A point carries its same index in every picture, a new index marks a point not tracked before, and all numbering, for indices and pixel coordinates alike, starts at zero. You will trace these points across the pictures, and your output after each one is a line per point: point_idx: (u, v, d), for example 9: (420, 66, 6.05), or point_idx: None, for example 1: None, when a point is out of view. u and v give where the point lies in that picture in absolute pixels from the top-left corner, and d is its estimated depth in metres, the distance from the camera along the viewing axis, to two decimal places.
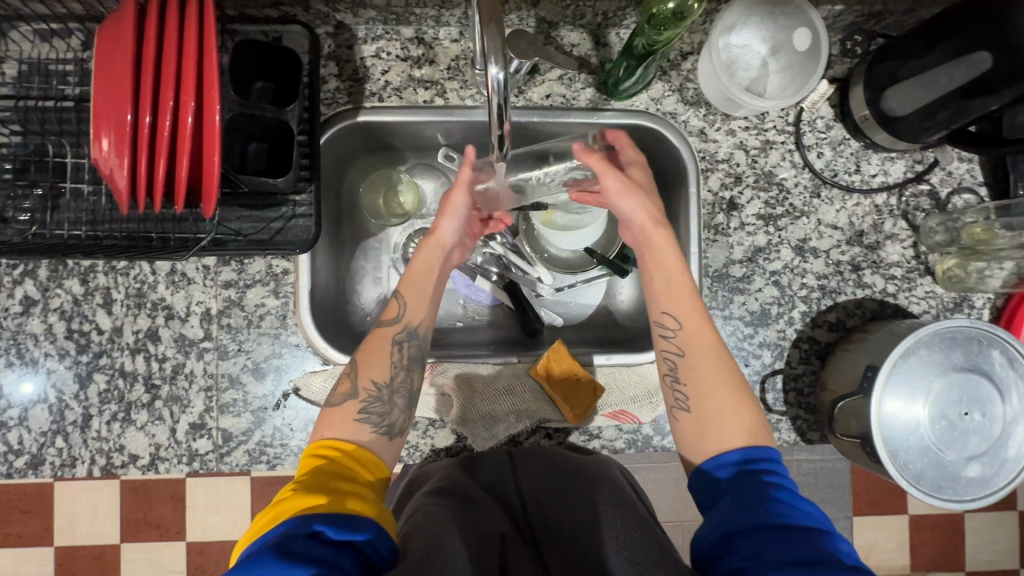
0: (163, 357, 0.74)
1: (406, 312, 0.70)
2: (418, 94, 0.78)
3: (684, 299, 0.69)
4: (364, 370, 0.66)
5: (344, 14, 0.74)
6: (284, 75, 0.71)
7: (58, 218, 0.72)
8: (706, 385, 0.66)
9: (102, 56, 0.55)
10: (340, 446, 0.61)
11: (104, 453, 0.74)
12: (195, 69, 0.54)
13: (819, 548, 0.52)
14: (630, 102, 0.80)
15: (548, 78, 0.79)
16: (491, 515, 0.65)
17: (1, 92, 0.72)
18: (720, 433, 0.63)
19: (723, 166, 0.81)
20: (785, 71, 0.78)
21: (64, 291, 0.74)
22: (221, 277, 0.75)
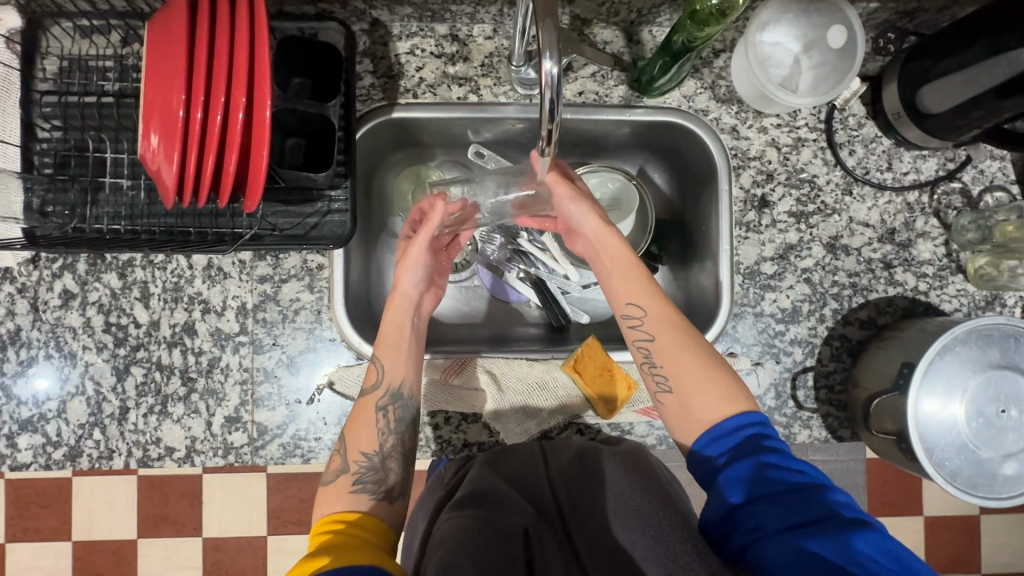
0: (199, 350, 0.75)
1: (384, 374, 0.70)
2: (452, 90, 0.79)
3: (642, 288, 0.70)
4: (353, 444, 0.67)
5: (381, 11, 0.75)
6: (323, 71, 0.71)
7: (98, 212, 0.73)
8: (678, 367, 0.65)
9: (152, 53, 0.56)
10: (340, 518, 0.62)
11: (141, 446, 0.74)
12: (246, 67, 0.55)
13: (820, 510, 0.53)
14: (662, 99, 0.81)
15: (581, 75, 0.80)
16: (514, 510, 0.66)
17: (42, 88, 0.73)
18: (708, 409, 0.63)
19: (755, 163, 0.81)
20: (817, 69, 0.78)
21: (102, 285, 0.75)
22: (257, 272, 0.76)
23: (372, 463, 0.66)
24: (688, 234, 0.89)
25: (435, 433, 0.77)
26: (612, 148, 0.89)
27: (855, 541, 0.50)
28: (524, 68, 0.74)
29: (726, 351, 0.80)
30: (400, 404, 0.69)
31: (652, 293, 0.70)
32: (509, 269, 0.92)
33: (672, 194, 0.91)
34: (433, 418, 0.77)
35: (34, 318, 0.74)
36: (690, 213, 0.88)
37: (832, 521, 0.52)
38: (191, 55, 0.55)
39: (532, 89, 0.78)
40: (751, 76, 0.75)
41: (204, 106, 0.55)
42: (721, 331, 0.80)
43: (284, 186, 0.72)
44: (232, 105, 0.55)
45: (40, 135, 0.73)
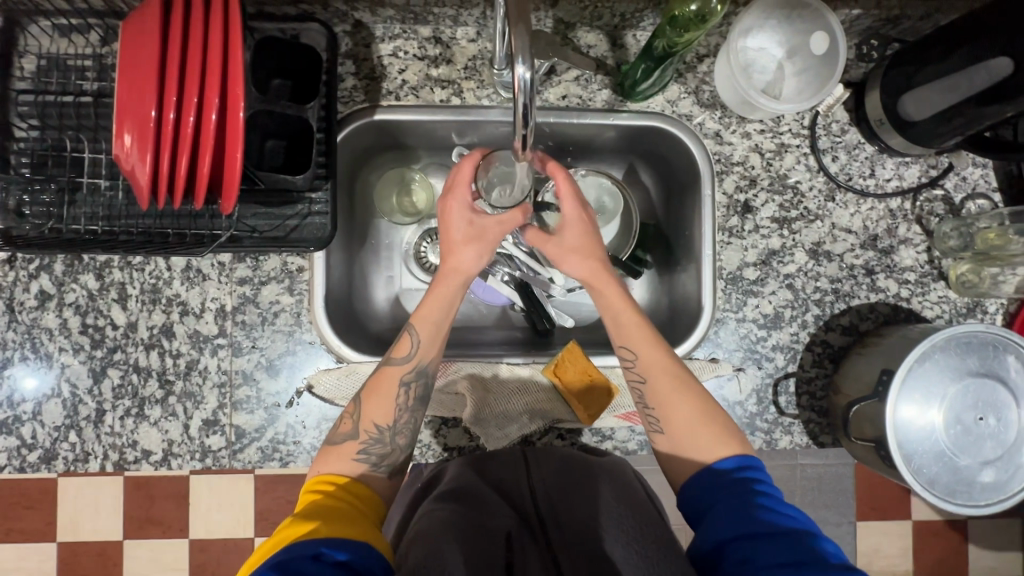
0: (177, 353, 0.74)
1: (418, 351, 0.69)
2: (435, 93, 0.78)
3: (638, 331, 0.70)
4: (368, 413, 0.66)
5: (363, 13, 0.74)
6: (303, 73, 0.71)
7: (75, 213, 0.72)
8: (673, 406, 0.67)
9: (125, 53, 0.55)
10: (335, 480, 0.62)
11: (117, 449, 0.74)
12: (220, 67, 0.54)
13: (808, 550, 0.53)
14: (646, 104, 0.80)
15: (565, 79, 0.79)
16: (496, 513, 0.66)
17: (20, 86, 0.72)
18: (700, 448, 0.65)
19: (738, 168, 0.81)
20: (800, 75, 0.78)
21: (79, 286, 0.74)
22: (236, 274, 0.75)
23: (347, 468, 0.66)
24: (672, 239, 0.89)
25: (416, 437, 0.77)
26: (596, 152, 0.89)
27: None
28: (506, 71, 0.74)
29: (708, 357, 0.80)
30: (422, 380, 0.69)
31: (649, 336, 0.70)
32: (494, 272, 0.91)
33: (657, 198, 0.91)
34: None
35: (10, 319, 0.73)
36: (675, 218, 0.88)
37: (819, 560, 0.52)
38: (165, 55, 0.54)
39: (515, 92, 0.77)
40: (733, 82, 0.75)
41: (177, 106, 0.55)
42: (703, 337, 0.80)
43: (263, 188, 0.72)
44: (205, 105, 0.55)
45: (17, 134, 0.72)
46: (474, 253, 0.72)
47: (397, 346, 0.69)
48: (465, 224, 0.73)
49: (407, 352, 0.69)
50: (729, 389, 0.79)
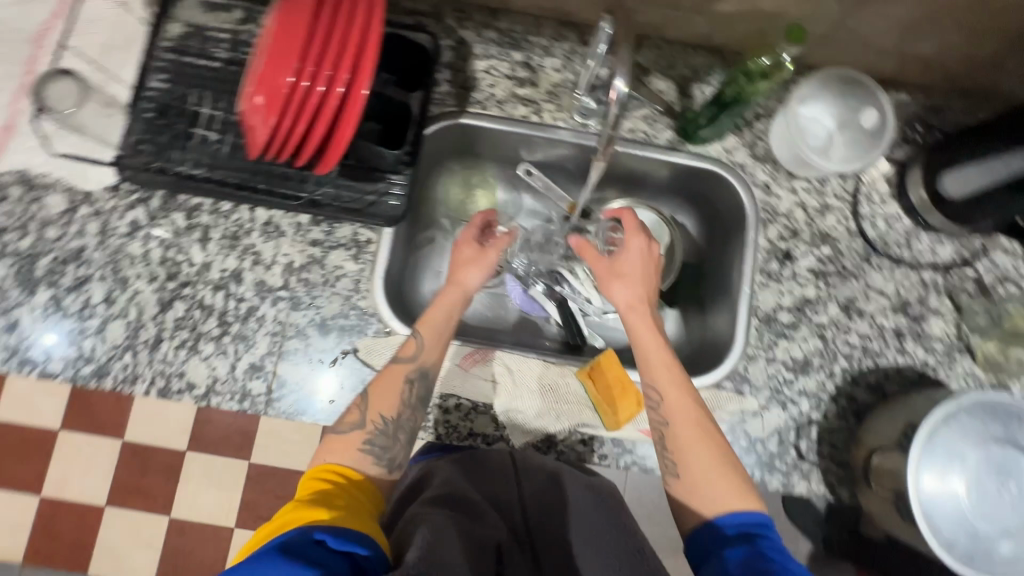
0: (242, 297, 0.80)
1: (421, 351, 0.73)
2: (517, 109, 0.87)
3: (664, 370, 0.73)
4: (375, 403, 0.71)
5: (469, 32, 0.86)
6: (411, 71, 0.81)
7: (181, 157, 0.80)
8: (690, 452, 0.69)
9: (279, 19, 0.65)
10: (342, 473, 0.65)
11: (165, 376, 0.77)
12: (356, 52, 0.64)
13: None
14: (704, 148, 0.88)
15: (634, 115, 0.87)
16: (489, 523, 0.76)
17: (163, 45, 0.83)
18: (715, 501, 0.66)
19: (782, 219, 0.87)
20: (849, 144, 0.85)
21: (169, 223, 0.81)
22: (310, 236, 0.82)
23: (386, 429, 0.69)
24: (711, 278, 0.94)
25: (444, 417, 0.78)
26: (650, 188, 0.97)
27: None
28: (584, 96, 0.83)
29: (735, 389, 0.82)
30: (422, 380, 0.73)
31: (676, 379, 0.73)
32: (535, 283, 0.98)
33: (700, 240, 0.98)
34: (444, 402, 0.78)
35: (101, 241, 0.80)
36: (715, 259, 0.94)
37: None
38: (313, 32, 0.64)
39: (589, 118, 0.87)
40: (790, 138, 0.84)
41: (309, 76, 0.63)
42: (733, 370, 0.82)
43: (353, 161, 0.79)
44: (335, 79, 0.64)
45: (150, 85, 0.82)
46: (473, 272, 0.80)
47: (404, 346, 0.73)
48: (467, 246, 0.83)
49: (412, 351, 0.73)
50: (752, 425, 0.81)
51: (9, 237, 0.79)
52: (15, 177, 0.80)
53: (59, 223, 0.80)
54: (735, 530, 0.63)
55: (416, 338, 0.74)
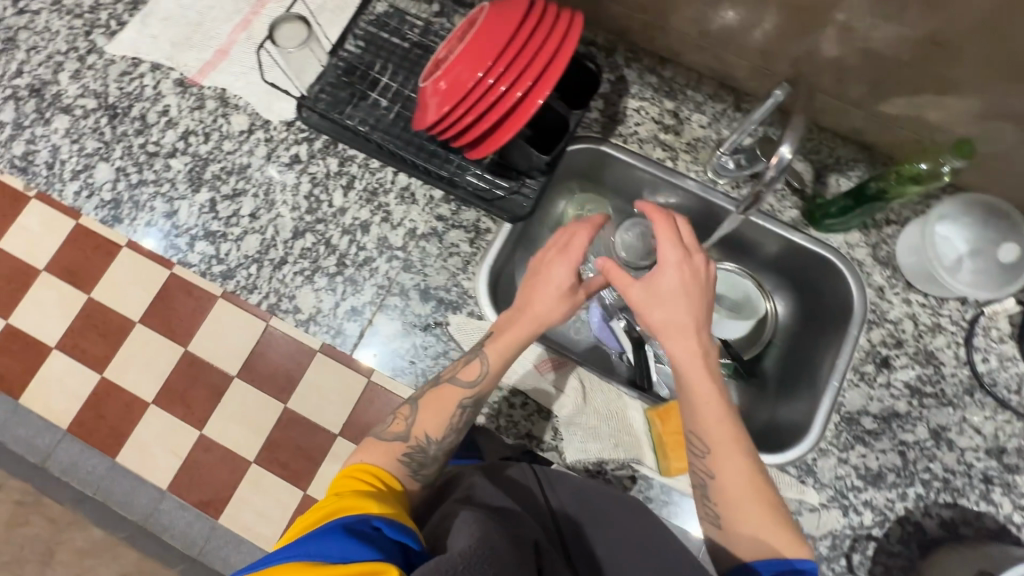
0: (363, 246, 0.86)
1: (483, 379, 0.75)
2: (655, 151, 0.91)
3: (712, 418, 0.69)
4: (423, 423, 0.73)
5: (632, 72, 0.91)
6: (573, 91, 0.88)
7: (353, 113, 0.90)
8: (736, 499, 0.67)
9: (488, 17, 0.71)
10: (379, 478, 0.66)
11: (278, 295, 0.84)
12: (544, 64, 0.69)
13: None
14: (826, 236, 0.88)
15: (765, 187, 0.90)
16: (525, 522, 0.65)
17: (366, 18, 0.94)
18: (758, 548, 0.64)
19: (889, 326, 0.85)
20: (978, 273, 0.83)
21: (323, 165, 0.90)
22: (437, 211, 0.88)
23: (426, 447, 0.71)
24: (795, 363, 0.94)
25: (508, 410, 0.81)
26: (756, 260, 0.99)
27: None
28: (723, 156, 0.87)
29: (799, 478, 0.80)
30: (475, 405, 0.75)
31: (723, 427, 0.69)
32: (618, 318, 1.01)
33: (792, 323, 0.98)
34: (513, 397, 0.82)
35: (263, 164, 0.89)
36: (805, 346, 0.94)
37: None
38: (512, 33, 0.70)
39: (721, 177, 0.89)
40: (921, 251, 0.83)
41: (495, 75, 0.70)
42: (802, 459, 0.80)
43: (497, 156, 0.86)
44: (518, 82, 0.70)
45: (346, 48, 0.93)
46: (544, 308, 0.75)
47: (466, 371, 0.75)
48: (565, 274, 0.75)
49: (474, 376, 0.74)
50: (807, 519, 0.78)
51: (192, 139, 0.90)
52: (215, 92, 0.92)
53: (235, 139, 0.90)
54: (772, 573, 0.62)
55: (480, 362, 0.75)
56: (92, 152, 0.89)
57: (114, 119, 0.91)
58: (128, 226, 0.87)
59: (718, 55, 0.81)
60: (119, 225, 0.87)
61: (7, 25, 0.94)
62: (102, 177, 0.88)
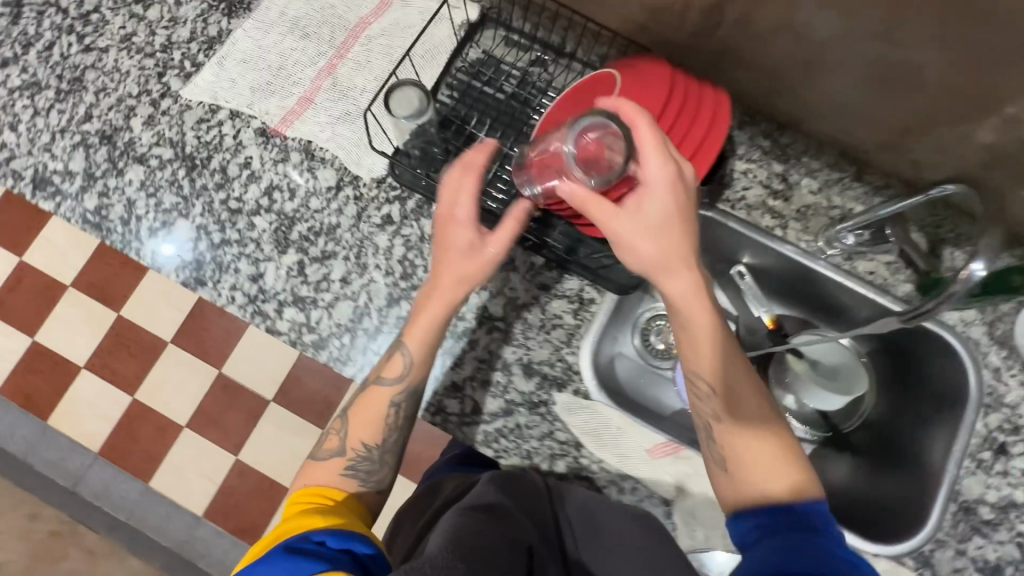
0: (462, 316, 0.82)
1: (407, 372, 0.70)
2: (764, 218, 0.87)
3: (707, 352, 0.63)
4: (355, 432, 0.71)
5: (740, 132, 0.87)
6: None
7: (447, 170, 0.85)
8: (739, 442, 0.63)
9: (627, 97, 0.67)
10: (330, 494, 0.67)
11: (374, 368, 0.80)
12: (688, 153, 0.65)
13: (829, 568, 0.53)
14: (940, 313, 0.85)
15: (879, 258, 0.86)
16: (525, 529, 0.68)
17: (458, 66, 0.88)
18: (761, 489, 0.61)
19: (1006, 410, 0.82)
20: None
21: (417, 226, 0.85)
22: (539, 279, 0.84)
23: (370, 454, 0.70)
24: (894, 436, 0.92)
25: (618, 495, 0.78)
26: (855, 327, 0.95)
27: None
28: (844, 232, 0.82)
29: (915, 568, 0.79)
30: (409, 401, 0.72)
31: (711, 354, 0.64)
32: None
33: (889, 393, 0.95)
34: (622, 481, 0.78)
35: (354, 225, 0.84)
36: (907, 420, 0.89)
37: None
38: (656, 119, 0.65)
39: (834, 248, 0.85)
40: None
41: None
42: (920, 550, 0.78)
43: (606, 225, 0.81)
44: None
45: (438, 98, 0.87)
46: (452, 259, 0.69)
47: (391, 366, 0.71)
48: (462, 230, 0.68)
49: (398, 373, 0.71)
50: None
51: (276, 197, 0.85)
52: (299, 145, 0.86)
53: (323, 197, 0.85)
54: (767, 513, 0.59)
55: (401, 356, 0.71)
56: (170, 208, 0.84)
57: (192, 171, 0.85)
58: (212, 290, 0.82)
59: (848, 127, 0.77)
60: (202, 289, 0.82)
61: (72, 64, 0.88)
62: (182, 236, 0.83)
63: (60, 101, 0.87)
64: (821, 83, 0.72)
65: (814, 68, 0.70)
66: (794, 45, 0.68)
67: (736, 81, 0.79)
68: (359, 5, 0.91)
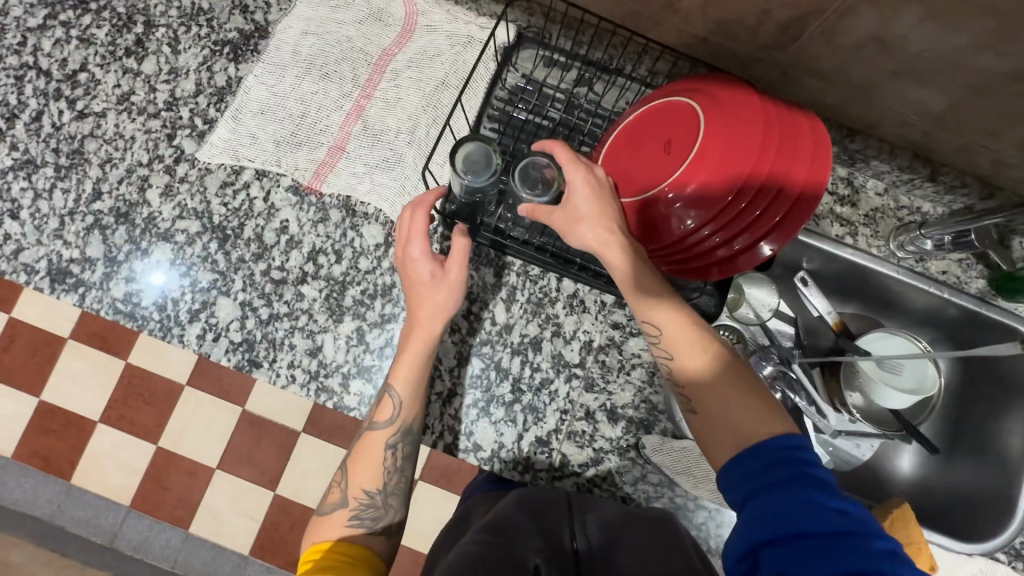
0: (537, 367, 0.79)
1: (398, 412, 0.68)
2: (833, 227, 0.85)
3: (648, 300, 0.61)
4: (355, 481, 0.66)
5: None
6: None
7: (498, 213, 0.76)
8: (703, 388, 0.57)
9: (722, 138, 0.63)
10: (331, 547, 0.63)
11: (454, 432, 0.77)
12: (797, 191, 0.62)
13: (820, 520, 0.46)
14: (1013, 305, 0.85)
15: (950, 257, 0.86)
16: (527, 542, 0.62)
17: (498, 95, 0.81)
18: (725, 430, 0.55)
19: None
20: None
21: (478, 276, 0.79)
22: (611, 318, 0.80)
23: (374, 502, 0.66)
24: None
25: (718, 531, 0.77)
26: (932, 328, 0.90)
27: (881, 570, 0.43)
28: (925, 238, 0.81)
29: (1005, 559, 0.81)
30: (406, 441, 0.69)
31: (659, 302, 0.61)
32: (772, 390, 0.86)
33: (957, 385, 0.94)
34: (721, 516, 0.77)
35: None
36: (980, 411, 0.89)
37: (845, 555, 0.44)
38: (757, 161, 0.62)
39: (907, 252, 0.84)
40: None
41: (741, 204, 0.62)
42: (1009, 542, 0.81)
43: None
44: (766, 211, 0.62)
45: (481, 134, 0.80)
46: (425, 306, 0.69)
47: (380, 411, 0.68)
48: (421, 263, 0.69)
49: (387, 416, 0.68)
50: None
51: (323, 261, 0.78)
52: (338, 201, 0.80)
53: (372, 255, 0.79)
54: (753, 460, 0.52)
55: (391, 396, 0.69)
56: (207, 286, 0.77)
57: (225, 241, 0.78)
58: (269, 371, 0.76)
59: (925, 130, 0.74)
60: (257, 370, 0.76)
61: (67, 134, 0.78)
62: (226, 315, 0.76)
63: (61, 178, 0.78)
64: (906, 89, 0.68)
65: (902, 76, 0.66)
66: (884, 55, 0.64)
67: (806, 90, 0.75)
68: (380, 35, 0.83)
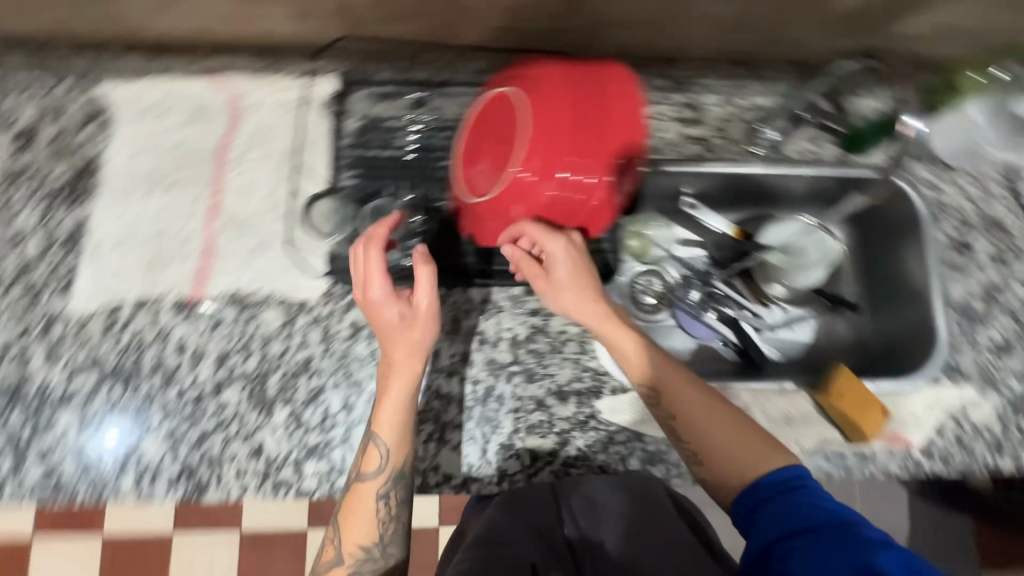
0: (476, 379, 0.80)
1: (387, 458, 0.68)
2: (691, 149, 0.89)
3: (606, 326, 0.73)
4: (350, 536, 0.68)
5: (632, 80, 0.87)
6: None
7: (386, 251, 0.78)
8: (681, 398, 0.69)
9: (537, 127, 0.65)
10: None
11: (421, 472, 0.76)
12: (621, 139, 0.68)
13: (819, 520, 0.57)
14: (867, 156, 0.92)
15: (798, 137, 0.91)
16: (523, 545, 0.75)
17: (344, 143, 0.83)
18: (725, 452, 0.65)
19: (952, 212, 0.91)
20: None
21: None
22: (527, 306, 0.82)
23: (372, 556, 0.68)
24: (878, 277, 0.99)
25: None
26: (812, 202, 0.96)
27: (880, 560, 0.52)
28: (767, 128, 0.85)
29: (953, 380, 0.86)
30: (397, 488, 0.69)
31: (623, 341, 0.73)
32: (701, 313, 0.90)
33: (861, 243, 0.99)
34: None
35: (324, 346, 0.79)
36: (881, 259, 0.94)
37: (866, 548, 0.54)
38: (575, 130, 0.65)
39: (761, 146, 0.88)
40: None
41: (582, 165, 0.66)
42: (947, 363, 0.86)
43: None
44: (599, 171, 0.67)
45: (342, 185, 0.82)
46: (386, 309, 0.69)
47: (365, 462, 0.68)
48: (390, 308, 0.69)
49: (376, 465, 0.68)
50: (975, 411, 0.84)
51: (231, 360, 0.77)
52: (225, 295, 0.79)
53: (280, 339, 0.78)
54: (767, 491, 0.61)
55: (376, 446, 0.68)
56: (126, 432, 0.74)
57: (127, 380, 0.76)
58: (218, 490, 0.74)
59: None
60: (207, 494, 0.73)
61: None
62: (155, 454, 0.74)
63: None
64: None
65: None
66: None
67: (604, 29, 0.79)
68: (210, 129, 0.83)
